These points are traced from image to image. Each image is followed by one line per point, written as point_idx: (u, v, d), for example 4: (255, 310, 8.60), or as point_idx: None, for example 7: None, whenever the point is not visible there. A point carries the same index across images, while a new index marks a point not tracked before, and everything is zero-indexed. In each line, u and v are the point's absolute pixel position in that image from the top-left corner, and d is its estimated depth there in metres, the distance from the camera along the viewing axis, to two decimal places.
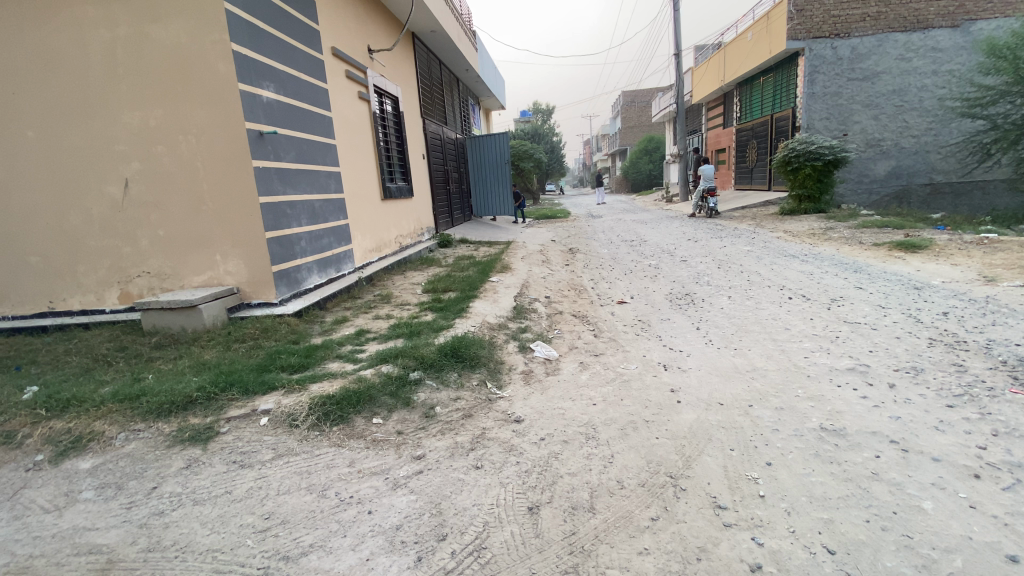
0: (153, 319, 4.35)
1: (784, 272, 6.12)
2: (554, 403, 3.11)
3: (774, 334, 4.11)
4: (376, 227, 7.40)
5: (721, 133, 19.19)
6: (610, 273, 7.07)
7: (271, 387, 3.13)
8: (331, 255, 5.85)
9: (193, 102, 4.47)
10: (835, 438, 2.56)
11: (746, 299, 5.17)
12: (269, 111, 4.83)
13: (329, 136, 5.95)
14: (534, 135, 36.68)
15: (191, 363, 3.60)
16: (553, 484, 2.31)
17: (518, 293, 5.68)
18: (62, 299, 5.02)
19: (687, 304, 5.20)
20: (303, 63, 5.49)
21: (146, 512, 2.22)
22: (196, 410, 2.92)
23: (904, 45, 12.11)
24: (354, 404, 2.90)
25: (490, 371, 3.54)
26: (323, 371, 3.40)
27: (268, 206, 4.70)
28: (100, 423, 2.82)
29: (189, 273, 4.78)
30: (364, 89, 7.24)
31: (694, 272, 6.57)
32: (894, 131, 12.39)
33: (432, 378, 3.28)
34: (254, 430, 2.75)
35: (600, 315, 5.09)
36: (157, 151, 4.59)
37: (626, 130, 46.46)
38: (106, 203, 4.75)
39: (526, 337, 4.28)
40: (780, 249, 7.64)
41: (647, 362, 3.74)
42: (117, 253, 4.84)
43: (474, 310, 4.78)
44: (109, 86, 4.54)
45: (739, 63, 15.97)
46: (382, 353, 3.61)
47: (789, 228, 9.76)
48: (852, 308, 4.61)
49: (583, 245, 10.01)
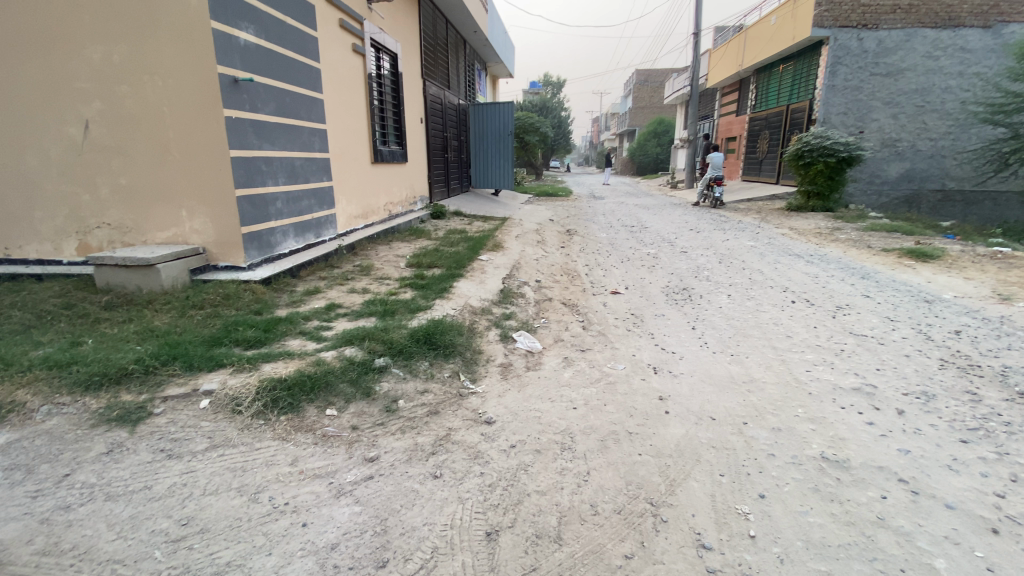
0: (107, 276, 3.99)
1: (788, 273, 5.83)
2: (530, 404, 2.82)
3: (774, 340, 3.84)
4: (364, 192, 7.01)
5: (734, 121, 18.64)
6: (606, 260, 6.75)
7: (219, 364, 2.81)
8: (310, 219, 5.49)
9: (160, 38, 4.01)
10: (837, 472, 2.32)
11: (746, 299, 4.86)
12: (246, 56, 4.37)
13: (315, 90, 5.51)
14: (540, 108, 35.72)
15: (139, 329, 3.26)
16: (517, 504, 2.03)
17: (506, 275, 5.36)
18: (16, 247, 4.64)
19: (684, 300, 4.90)
20: (289, 6, 4.99)
21: (51, 505, 1.92)
22: (131, 385, 2.60)
23: (933, 42, 11.56)
24: (307, 391, 2.61)
25: (465, 361, 3.24)
26: (280, 350, 3.08)
27: (240, 161, 4.29)
28: (21, 392, 2.50)
29: (153, 228, 4.40)
30: (359, 42, 6.72)
31: (694, 265, 6.26)
32: (912, 132, 11.95)
33: (400, 366, 2.98)
34: (191, 414, 2.45)
35: (591, 305, 4.78)
36: (121, 91, 4.15)
37: (636, 110, 45.37)
38: (65, 145, 4.31)
39: (509, 325, 3.97)
40: (785, 247, 7.34)
41: (635, 362, 3.45)
42: (75, 201, 4.44)
43: (456, 291, 4.44)
44: (69, 13, 4.06)
45: (759, 48, 15.30)
46: (349, 332, 3.30)
47: (794, 225, 9.42)
48: (859, 318, 4.33)
49: (582, 227, 9.64)
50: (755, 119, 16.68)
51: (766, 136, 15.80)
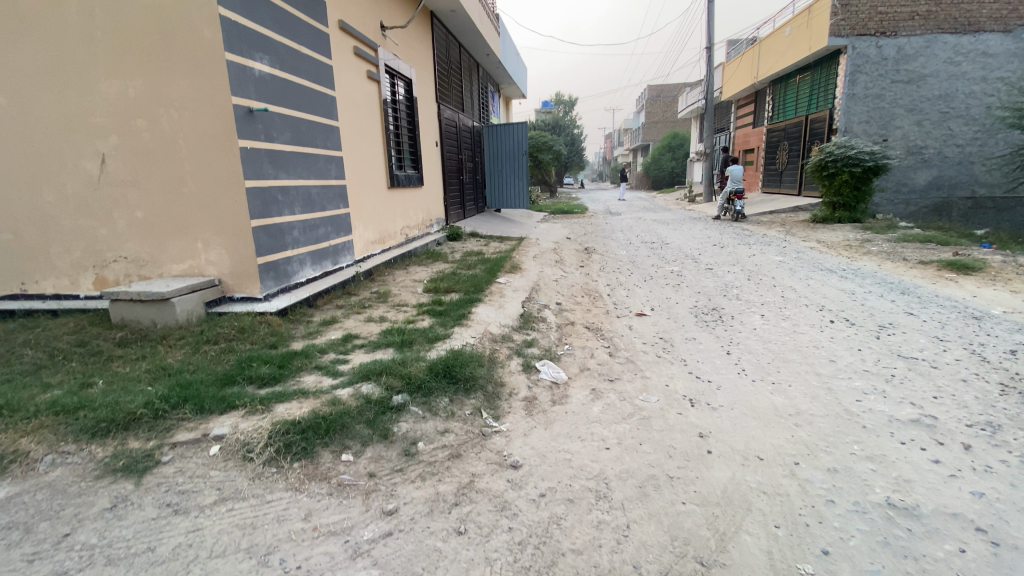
0: (121, 311, 3.93)
1: (822, 289, 5.55)
2: (558, 444, 2.63)
3: (817, 365, 3.58)
4: (380, 216, 6.95)
5: (751, 132, 18.40)
6: (628, 279, 6.55)
7: (231, 406, 2.68)
8: (327, 246, 5.43)
9: (175, 71, 4.01)
10: (907, 521, 2.07)
11: (781, 320, 4.61)
12: (261, 85, 4.36)
13: (330, 117, 5.50)
14: (553, 126, 35.96)
15: (150, 368, 3.16)
16: (552, 566, 1.83)
17: (526, 298, 5.20)
18: (34, 281, 4.62)
19: (714, 321, 4.67)
20: (304, 36, 5.01)
21: (47, 572, 1.78)
22: (139, 431, 2.48)
23: (954, 47, 11.26)
24: (322, 433, 2.45)
25: (487, 396, 3.06)
26: (294, 388, 2.94)
27: (256, 191, 4.25)
28: (26, 441, 2.39)
29: (168, 261, 4.37)
30: (373, 68, 6.74)
31: (720, 283, 6.02)
32: (938, 139, 11.59)
33: (418, 404, 2.80)
34: (200, 462, 2.31)
35: (616, 329, 4.57)
36: (136, 125, 4.15)
37: (649, 125, 45.41)
38: (82, 180, 4.32)
39: (531, 354, 3.79)
40: (815, 261, 7.04)
41: (669, 394, 3.21)
42: (92, 235, 4.43)
43: (475, 317, 4.29)
44: (84, 50, 4.07)
45: (774, 59, 15.11)
46: (366, 367, 3.14)
47: (821, 237, 9.11)
48: (905, 338, 4.03)
49: (601, 245, 9.46)
50: (773, 130, 16.43)
51: (785, 147, 15.51)
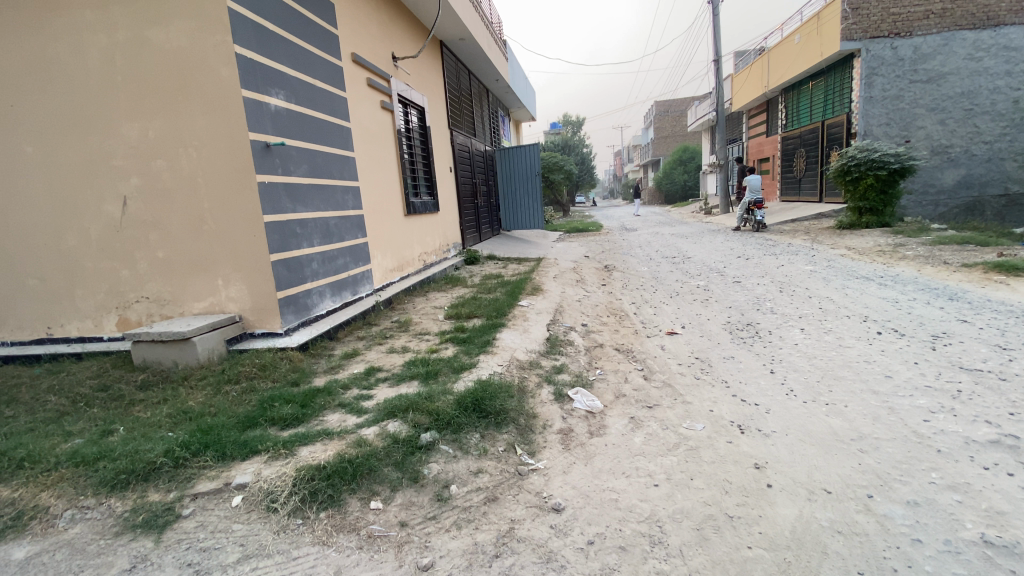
0: (143, 353, 3.86)
1: (863, 298, 5.27)
2: (600, 481, 2.44)
3: (873, 383, 3.33)
4: (398, 244, 6.90)
5: (765, 142, 18.18)
6: (653, 296, 6.34)
7: (254, 451, 2.55)
8: (346, 277, 5.36)
9: (194, 110, 4.02)
10: (1010, 562, 1.81)
11: (824, 333, 4.35)
12: (277, 121, 4.37)
13: (346, 148, 5.50)
14: (563, 147, 36.17)
15: (172, 412, 3.06)
16: None
17: (550, 321, 5.02)
18: (59, 325, 4.60)
19: (752, 338, 4.43)
20: (318, 69, 5.05)
21: None
22: (159, 482, 2.35)
23: (973, 44, 11.01)
24: (349, 479, 2.29)
25: (520, 430, 2.88)
26: (318, 428, 2.80)
27: (274, 226, 4.21)
28: (45, 494, 2.28)
29: (190, 299, 4.33)
30: (387, 98, 6.79)
31: (752, 296, 5.77)
32: (963, 137, 11.24)
33: (448, 442, 2.63)
34: (222, 515, 2.17)
35: (648, 350, 4.37)
36: (157, 166, 4.15)
37: (659, 141, 45.45)
38: (104, 223, 4.33)
39: (562, 380, 3.60)
40: (849, 269, 6.75)
41: (716, 421, 2.99)
42: (115, 276, 4.41)
43: (500, 344, 4.13)
44: (107, 95, 4.11)
45: (785, 68, 14.98)
46: (391, 402, 2.99)
47: (851, 244, 8.79)
48: (964, 349, 3.74)
49: (621, 262, 9.25)
50: (788, 138, 16.19)
51: (802, 154, 15.24)
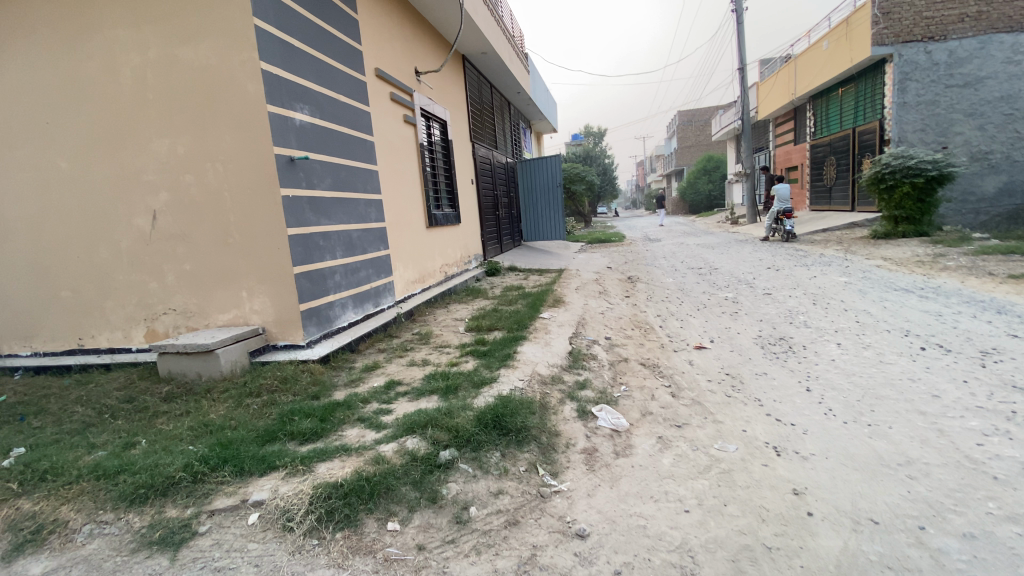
0: (168, 364, 3.89)
1: (903, 312, 5.02)
2: (627, 506, 2.32)
3: (918, 403, 3.13)
4: (420, 256, 6.90)
5: (793, 150, 17.79)
6: (679, 308, 6.18)
7: (272, 466, 2.51)
8: (368, 288, 5.37)
9: (221, 126, 4.10)
10: None
11: (862, 348, 4.14)
12: (302, 135, 4.42)
13: (369, 161, 5.55)
14: (585, 158, 36.13)
15: (193, 425, 3.05)
16: None
17: (573, 334, 4.92)
18: (90, 336, 4.70)
19: (785, 353, 4.24)
20: (342, 84, 5.11)
21: None
22: (177, 497, 2.33)
23: (1011, 47, 10.60)
24: (366, 498, 2.23)
25: (542, 449, 2.78)
26: (336, 444, 2.75)
27: (298, 238, 4.25)
28: (66, 508, 2.28)
29: (216, 311, 4.38)
30: (410, 112, 6.85)
31: (784, 309, 5.57)
32: (1004, 142, 10.77)
33: (468, 461, 2.55)
34: (238, 533, 2.13)
35: (675, 365, 4.22)
36: (185, 180, 4.24)
37: (682, 151, 45.02)
38: (135, 236, 4.43)
39: (586, 397, 3.48)
40: (887, 281, 6.46)
41: (749, 442, 2.84)
42: (144, 289, 4.50)
43: (522, 357, 4.05)
44: (138, 112, 4.22)
45: (813, 75, 14.66)
46: (410, 418, 2.93)
47: (887, 254, 8.43)
48: (1017, 366, 3.50)
49: (645, 273, 9.09)
50: (817, 146, 15.79)
51: (832, 162, 14.83)
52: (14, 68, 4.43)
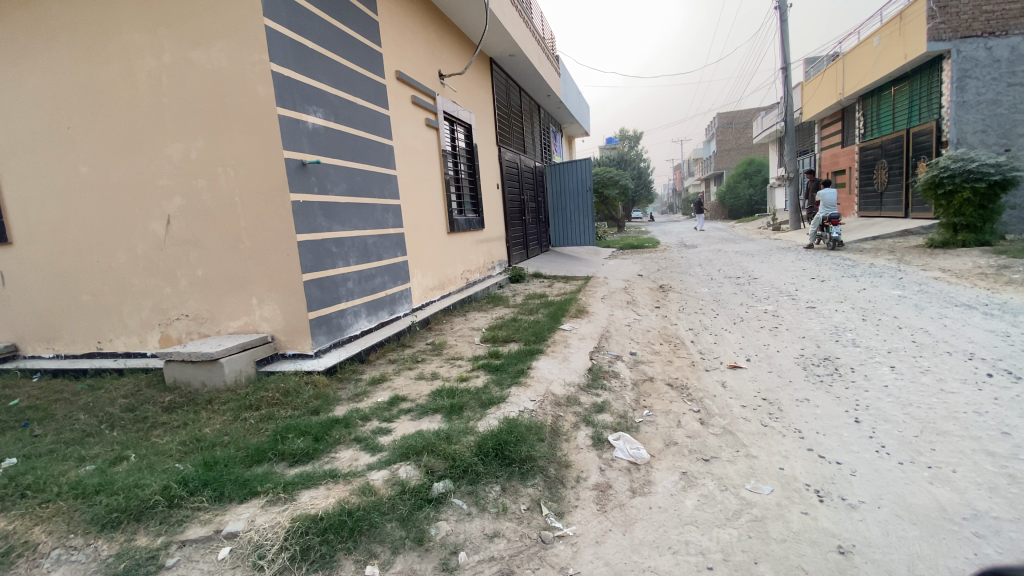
0: (174, 372, 3.81)
1: (966, 331, 4.47)
2: (639, 559, 2.03)
3: (989, 441, 2.68)
4: (440, 262, 6.73)
5: (840, 153, 16.85)
6: (713, 321, 5.76)
7: (253, 492, 2.33)
8: (383, 296, 5.22)
9: (232, 130, 4.02)
10: None
11: (919, 373, 3.67)
12: (315, 139, 4.31)
13: (387, 165, 5.40)
14: (620, 162, 35.48)
15: (185, 441, 2.92)
16: None
17: (595, 348, 4.61)
18: (108, 339, 4.72)
19: (831, 376, 3.81)
20: (360, 87, 4.99)
21: None
22: (151, 523, 2.17)
23: None
24: (346, 535, 2.01)
25: (548, 483, 2.49)
26: (326, 468, 2.56)
27: (308, 245, 4.11)
28: (38, 530, 2.16)
29: (227, 318, 4.30)
30: (432, 115, 6.71)
31: (829, 325, 5.08)
32: None
33: (463, 494, 2.30)
34: (205, 570, 1.93)
35: (706, 386, 3.86)
36: (198, 184, 4.18)
37: (722, 154, 43.69)
38: (150, 241, 4.40)
39: (603, 421, 3.18)
40: (947, 295, 5.83)
41: (787, 483, 2.49)
42: (159, 294, 4.47)
43: (536, 374, 3.78)
44: (154, 116, 4.20)
45: (863, 73, 13.80)
46: (407, 440, 2.71)
47: (946, 266, 7.71)
48: None
49: (677, 282, 8.64)
50: (867, 149, 14.86)
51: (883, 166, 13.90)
52: (38, 74, 4.49)
